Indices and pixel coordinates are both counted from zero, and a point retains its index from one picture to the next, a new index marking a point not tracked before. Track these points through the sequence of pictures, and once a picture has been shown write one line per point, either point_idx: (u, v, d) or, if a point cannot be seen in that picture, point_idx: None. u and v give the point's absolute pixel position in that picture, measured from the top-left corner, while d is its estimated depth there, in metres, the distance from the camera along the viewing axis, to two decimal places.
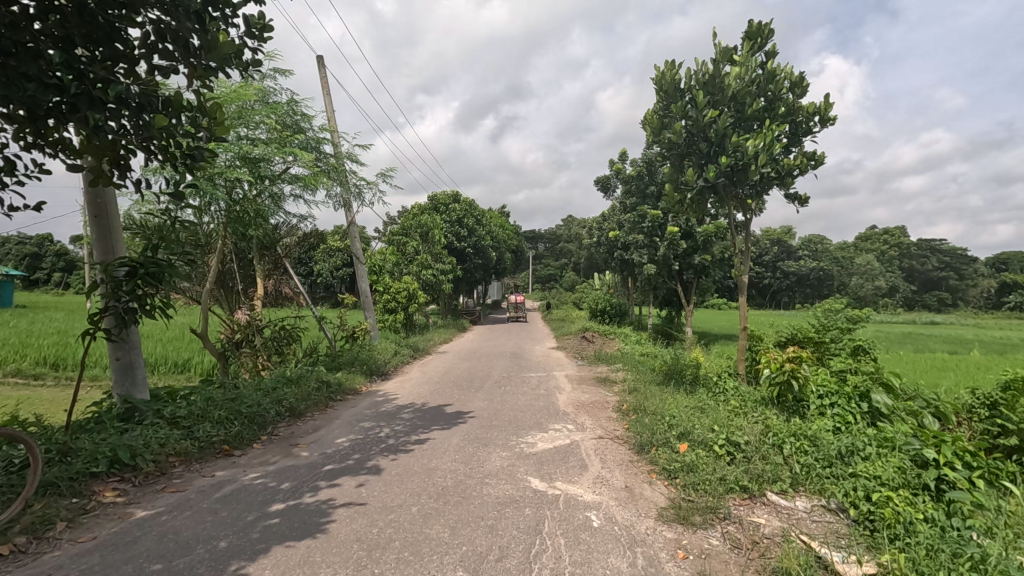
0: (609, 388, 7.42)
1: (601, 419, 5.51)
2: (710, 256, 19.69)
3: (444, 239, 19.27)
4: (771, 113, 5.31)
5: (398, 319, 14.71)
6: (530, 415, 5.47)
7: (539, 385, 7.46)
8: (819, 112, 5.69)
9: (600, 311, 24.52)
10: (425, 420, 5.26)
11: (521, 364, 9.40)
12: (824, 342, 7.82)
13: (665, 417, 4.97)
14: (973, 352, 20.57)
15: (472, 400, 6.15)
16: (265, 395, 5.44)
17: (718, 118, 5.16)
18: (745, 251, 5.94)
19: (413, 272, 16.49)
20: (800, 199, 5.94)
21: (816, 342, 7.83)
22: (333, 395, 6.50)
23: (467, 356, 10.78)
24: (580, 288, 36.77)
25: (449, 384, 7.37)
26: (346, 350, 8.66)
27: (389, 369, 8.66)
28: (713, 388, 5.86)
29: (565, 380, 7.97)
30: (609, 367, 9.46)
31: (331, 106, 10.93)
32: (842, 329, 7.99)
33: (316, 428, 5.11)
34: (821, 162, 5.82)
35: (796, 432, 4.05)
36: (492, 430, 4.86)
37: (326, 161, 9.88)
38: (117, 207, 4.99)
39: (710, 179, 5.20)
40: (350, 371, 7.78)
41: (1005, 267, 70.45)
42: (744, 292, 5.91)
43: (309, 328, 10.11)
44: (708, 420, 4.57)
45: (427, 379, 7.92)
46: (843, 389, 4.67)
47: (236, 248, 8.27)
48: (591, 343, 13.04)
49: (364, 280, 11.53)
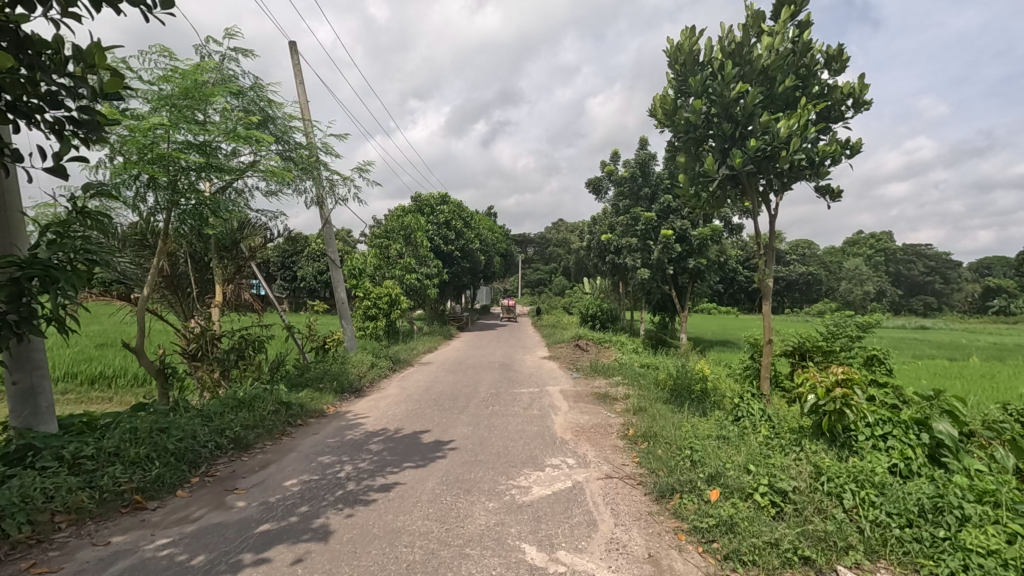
0: (610, 407, 6.58)
1: (606, 451, 4.65)
2: (705, 259, 19.02)
3: (430, 242, 18.41)
4: (804, 92, 4.58)
5: (379, 326, 13.80)
6: (521, 446, 4.63)
7: (530, 403, 6.61)
8: (855, 93, 4.96)
9: (591, 317, 23.74)
10: (397, 454, 4.39)
11: (510, 377, 8.54)
12: (837, 352, 7.10)
13: (684, 450, 4.13)
14: (972, 357, 20.02)
15: (454, 425, 5.30)
16: (205, 423, 4.54)
17: (746, 94, 4.39)
18: (770, 251, 5.16)
19: (396, 277, 15.61)
20: (832, 192, 5.17)
21: (828, 351, 7.10)
22: (292, 419, 5.60)
23: (451, 367, 9.91)
24: (569, 293, 36.12)
25: (429, 404, 6.49)
26: (315, 365, 7.72)
27: (364, 386, 7.74)
28: (732, 408, 5.05)
29: (559, 397, 7.14)
30: (607, 380, 8.65)
31: (305, 96, 10.09)
32: (853, 336, 7.27)
33: (264, 466, 4.22)
34: (856, 150, 5.07)
35: (855, 473, 3.26)
36: (477, 468, 4.01)
37: (299, 154, 9.01)
38: (18, 197, 4.05)
39: (737, 167, 4.42)
40: (317, 390, 6.86)
41: (989, 271, 70.94)
42: (768, 300, 5.12)
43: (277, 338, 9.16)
44: (739, 456, 3.75)
45: (405, 397, 7.05)
46: (898, 418, 3.90)
47: (190, 248, 7.35)
48: (585, 352, 12.24)
49: (340, 286, 10.62)
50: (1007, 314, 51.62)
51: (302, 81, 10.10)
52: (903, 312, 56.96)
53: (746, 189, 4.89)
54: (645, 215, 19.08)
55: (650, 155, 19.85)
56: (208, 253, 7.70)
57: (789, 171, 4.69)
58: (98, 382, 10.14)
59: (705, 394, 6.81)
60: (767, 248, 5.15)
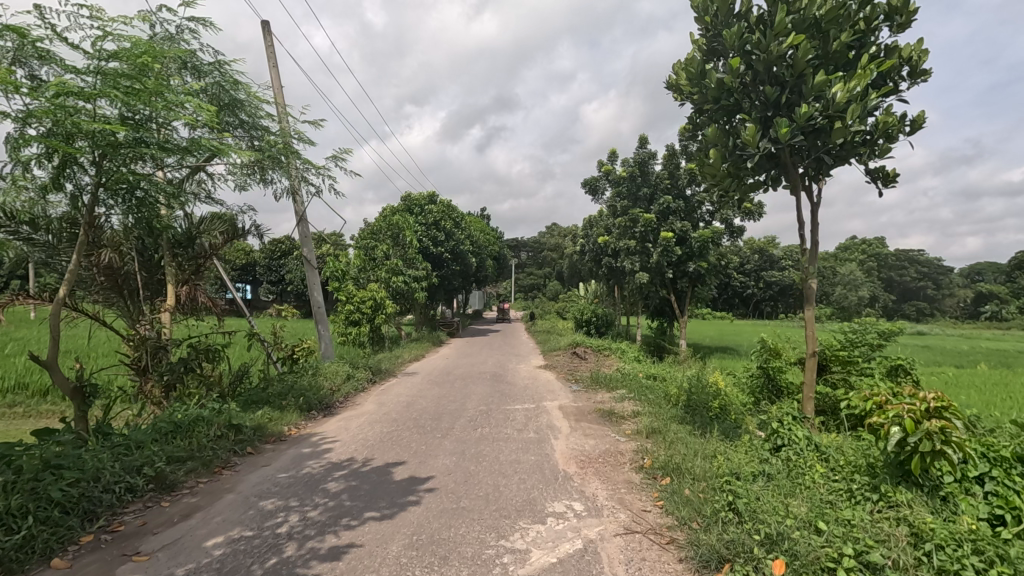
0: (617, 428, 5.71)
1: (620, 491, 3.78)
2: (706, 263, 18.22)
3: (419, 244, 17.51)
4: (862, 51, 3.74)
5: (363, 332, 12.90)
6: (515, 484, 3.74)
7: (526, 423, 5.72)
8: (917, 59, 4.13)
9: (586, 322, 22.88)
10: (360, 497, 3.48)
11: (502, 391, 7.64)
12: (853, 363, 6.13)
13: (723, 495, 3.26)
14: (981, 365, 19.30)
15: (435, 455, 4.39)
16: (118, 457, 3.60)
17: (796, 49, 3.54)
18: (813, 245, 4.32)
19: (382, 280, 14.70)
20: (885, 176, 4.33)
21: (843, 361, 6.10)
22: (242, 446, 4.67)
23: (438, 378, 9.00)
24: (563, 298, 35.35)
25: (408, 425, 5.58)
26: (281, 380, 6.81)
27: (337, 402, 6.82)
28: (768, 433, 4.21)
29: (557, 415, 6.25)
30: (610, 393, 7.78)
31: (280, 81, 9.21)
32: (875, 345, 6.28)
33: (186, 515, 3.29)
34: (917, 126, 4.22)
35: (971, 540, 2.41)
36: (458, 519, 3.11)
37: (270, 141, 8.14)
38: None
39: (783, 139, 3.57)
40: (279, 409, 5.93)
41: (979, 278, 70.79)
42: (811, 304, 4.30)
43: (241, 345, 8.19)
44: (801, 508, 2.89)
45: (382, 416, 6.13)
46: (998, 455, 3.05)
47: (138, 243, 6.43)
48: (583, 361, 11.39)
49: (316, 288, 9.67)
50: (1001, 320, 51.49)
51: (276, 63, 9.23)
52: (897, 317, 56.80)
53: (786, 170, 4.05)
54: (644, 216, 18.29)
55: (650, 154, 19.09)
56: (160, 249, 6.79)
57: (842, 147, 3.83)
58: (50, 395, 9.14)
59: (725, 413, 5.98)
60: (807, 242, 4.30)
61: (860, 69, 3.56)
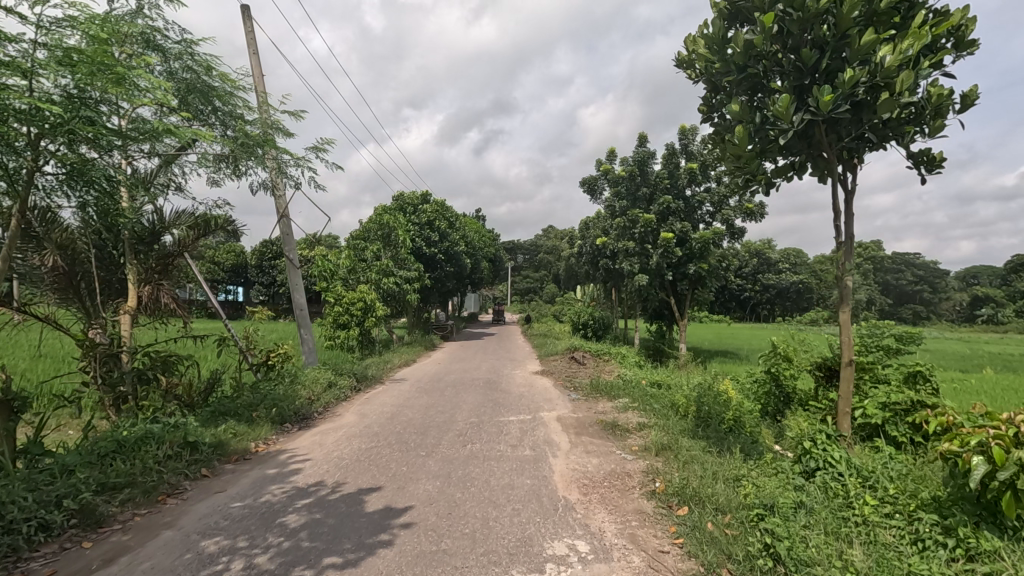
0: (622, 443, 5.17)
1: (631, 524, 3.23)
2: (706, 265, 17.73)
3: (411, 244, 16.96)
4: (912, 11, 3.21)
5: (351, 336, 12.34)
6: (509, 516, 3.19)
7: (520, 438, 5.17)
8: (969, 25, 3.61)
9: (583, 325, 22.38)
10: (323, 536, 2.90)
11: (495, 399, 7.09)
12: (871, 370, 5.64)
13: (757, 532, 2.73)
14: (986, 369, 18.89)
15: (417, 478, 3.83)
16: (34, 488, 3.01)
17: (839, 4, 3.01)
18: (848, 239, 3.78)
19: (372, 282, 14.12)
20: (929, 161, 3.80)
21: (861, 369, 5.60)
22: (197, 466, 4.08)
23: (427, 385, 8.46)
24: (559, 301, 34.88)
25: (391, 440, 5.02)
26: (254, 389, 6.22)
27: (315, 412, 6.24)
28: (800, 455, 3.69)
29: (555, 427, 5.71)
30: (611, 401, 7.26)
31: (260, 69, 8.65)
32: (892, 351, 5.86)
33: (108, 560, 2.70)
34: (967, 103, 3.69)
35: None
36: (438, 568, 2.54)
37: (247, 130, 7.59)
38: None
39: (823, 110, 3.04)
40: (248, 422, 5.34)
41: (974, 281, 70.77)
42: (846, 305, 3.75)
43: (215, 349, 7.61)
44: (859, 557, 2.36)
45: (363, 428, 5.57)
46: None
47: (95, 237, 5.89)
48: (581, 366, 10.88)
49: (298, 289, 9.09)
50: (997, 323, 51.31)
51: (257, 51, 8.71)
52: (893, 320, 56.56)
53: (822, 149, 3.53)
54: (643, 217, 17.82)
55: (649, 153, 18.59)
56: (120, 247, 6.25)
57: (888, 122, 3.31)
58: None
59: (740, 427, 5.43)
60: (842, 233, 3.77)
61: (913, 29, 3.05)
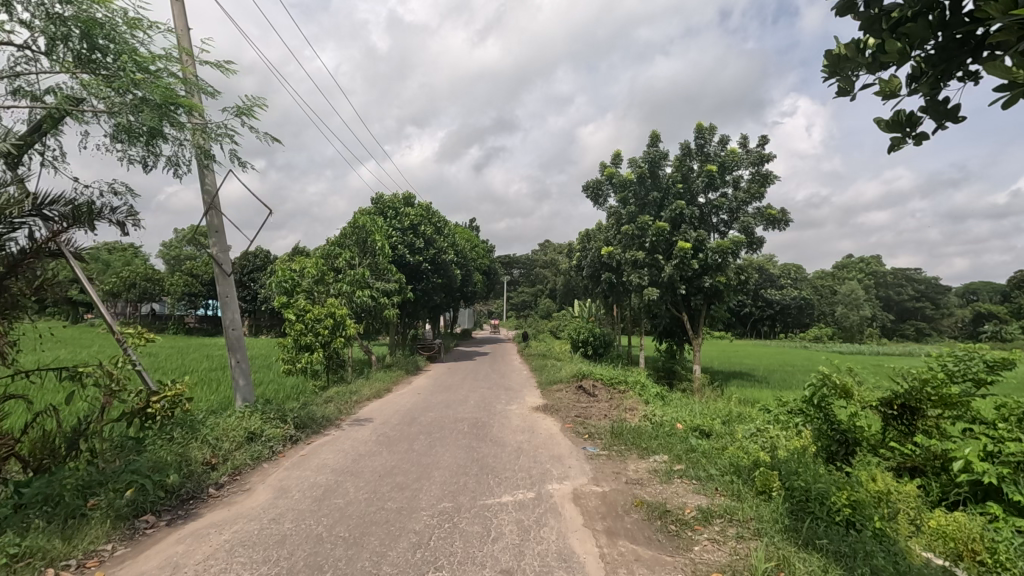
0: (688, 558, 3.11)
1: None
2: (725, 277, 15.70)
3: (392, 253, 14.96)
4: None
5: (314, 360, 10.19)
6: None
7: (517, 553, 3.08)
8: None
9: (583, 343, 20.29)
10: None
11: (481, 460, 4.99)
12: None
13: None
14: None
15: None
16: None
17: None
18: None
19: (344, 295, 12.04)
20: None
21: None
22: None
23: (392, 431, 6.34)
24: (556, 317, 33.04)
25: (296, 564, 2.91)
26: (119, 456, 4.08)
27: (209, 488, 4.13)
28: None
29: (571, 523, 3.61)
30: (644, 461, 5.18)
31: (182, 22, 6.71)
32: None
33: None
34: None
35: None
36: None
37: (143, 82, 5.32)
38: None
39: None
40: (71, 520, 3.22)
41: (974, 297, 67.89)
42: None
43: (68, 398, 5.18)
44: None
45: (264, 527, 3.44)
46: None
47: None
48: (593, 399, 8.86)
49: (232, 310, 6.90)
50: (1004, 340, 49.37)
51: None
52: (896, 337, 54.76)
53: None
54: (654, 225, 15.80)
55: (661, 154, 16.66)
56: None
57: None
58: None
59: (884, 533, 3.37)
60: None
61: None
